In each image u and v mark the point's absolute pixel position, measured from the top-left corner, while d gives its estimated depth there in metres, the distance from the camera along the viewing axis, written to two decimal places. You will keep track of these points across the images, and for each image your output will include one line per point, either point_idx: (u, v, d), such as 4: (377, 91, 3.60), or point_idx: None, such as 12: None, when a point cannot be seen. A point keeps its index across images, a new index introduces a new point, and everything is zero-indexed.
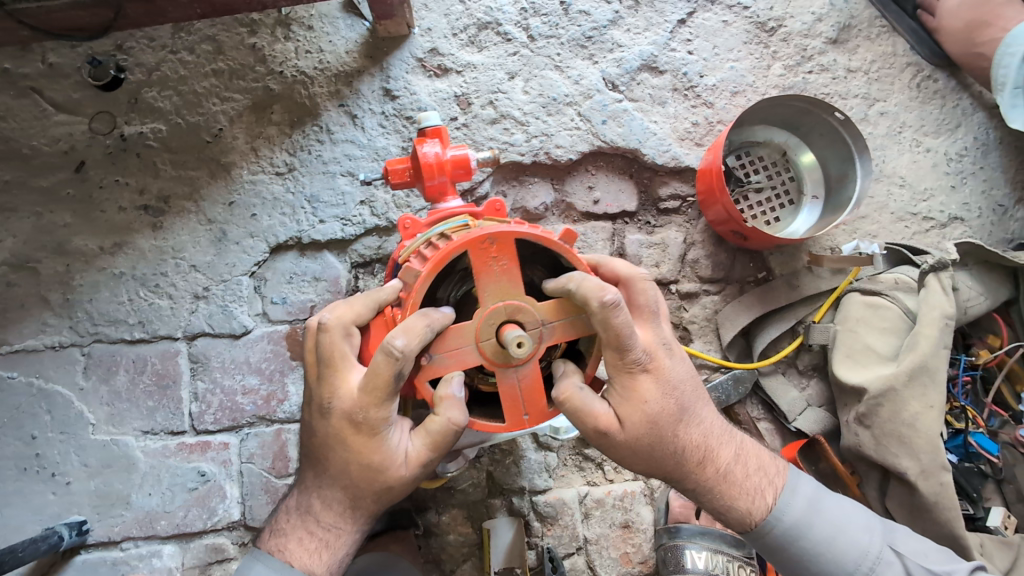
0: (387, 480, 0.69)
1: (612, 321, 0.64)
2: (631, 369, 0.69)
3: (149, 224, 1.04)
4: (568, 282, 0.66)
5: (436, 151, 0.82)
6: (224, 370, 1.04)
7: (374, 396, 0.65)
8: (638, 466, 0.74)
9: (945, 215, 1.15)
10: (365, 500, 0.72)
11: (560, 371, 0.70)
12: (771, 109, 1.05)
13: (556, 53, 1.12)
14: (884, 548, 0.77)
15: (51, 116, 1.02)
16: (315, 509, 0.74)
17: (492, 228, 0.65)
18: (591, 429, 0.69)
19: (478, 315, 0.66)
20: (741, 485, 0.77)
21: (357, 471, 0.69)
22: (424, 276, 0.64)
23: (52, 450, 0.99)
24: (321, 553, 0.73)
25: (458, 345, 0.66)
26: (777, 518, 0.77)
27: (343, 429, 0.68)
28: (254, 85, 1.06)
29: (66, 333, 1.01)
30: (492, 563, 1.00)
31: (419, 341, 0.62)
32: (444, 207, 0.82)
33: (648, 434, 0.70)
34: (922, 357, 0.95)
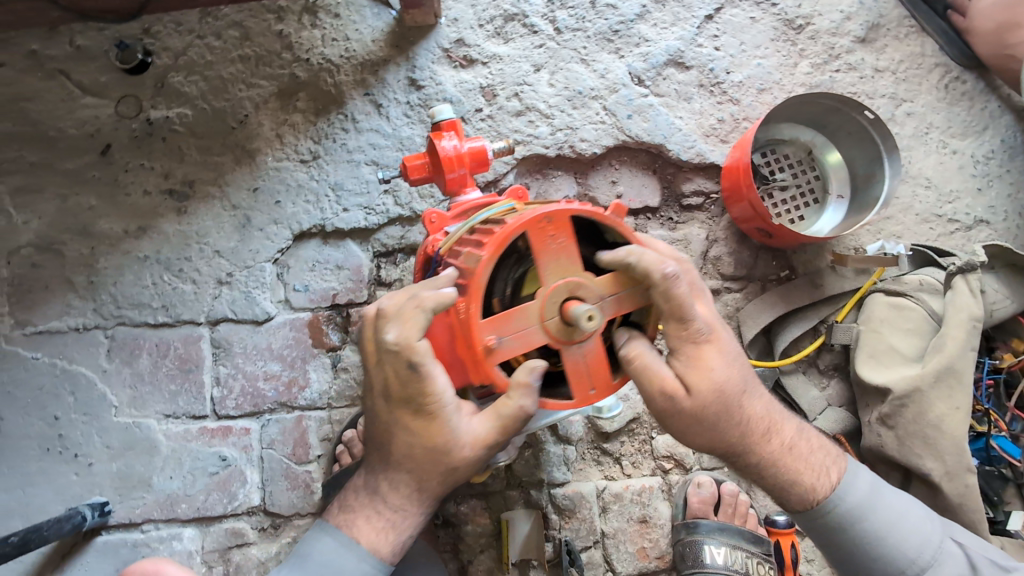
0: (452, 461, 0.69)
1: (674, 291, 0.66)
2: (698, 338, 0.70)
3: (173, 208, 1.04)
4: (627, 256, 0.64)
5: (454, 145, 0.82)
6: (246, 356, 1.04)
7: (415, 381, 0.66)
8: (701, 442, 0.73)
9: (970, 217, 1.14)
10: (431, 482, 0.72)
11: (624, 342, 0.68)
12: (799, 108, 1.05)
13: (582, 46, 1.12)
14: (945, 538, 0.79)
15: (78, 99, 1.02)
16: (382, 490, 0.73)
17: (548, 207, 0.64)
18: (660, 395, 0.69)
19: (540, 296, 0.63)
20: (807, 459, 0.78)
21: (422, 455, 0.70)
22: (487, 259, 0.62)
23: (75, 431, 0.99)
24: (385, 534, 0.73)
25: (523, 326, 0.63)
26: (837, 499, 0.78)
27: (405, 415, 0.70)
28: (280, 72, 1.06)
29: (89, 316, 1.01)
30: (510, 554, 1.01)
31: (414, 328, 0.65)
32: (467, 200, 0.82)
33: (717, 403, 0.70)
34: (950, 358, 0.95)
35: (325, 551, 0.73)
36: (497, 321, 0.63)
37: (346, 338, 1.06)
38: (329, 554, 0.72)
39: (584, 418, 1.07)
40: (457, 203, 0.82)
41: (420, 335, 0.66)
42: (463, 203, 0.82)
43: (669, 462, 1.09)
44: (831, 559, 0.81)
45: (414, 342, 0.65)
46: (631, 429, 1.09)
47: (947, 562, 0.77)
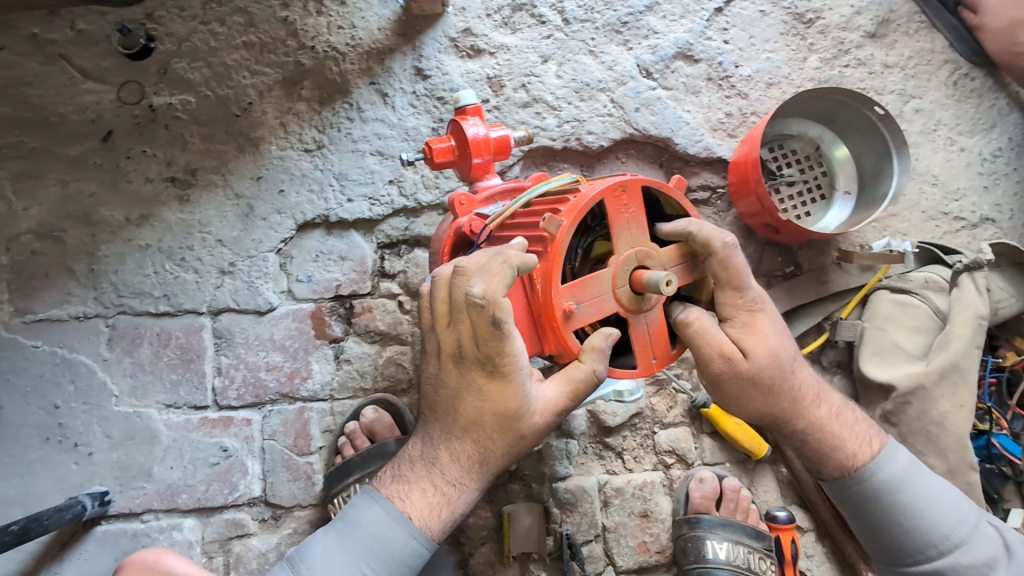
0: (522, 429, 0.69)
1: (732, 259, 0.70)
2: (752, 306, 0.73)
3: (176, 196, 1.03)
4: (688, 226, 0.69)
5: (481, 130, 0.81)
6: (248, 346, 1.03)
7: (496, 341, 0.64)
8: (756, 407, 0.76)
9: (976, 215, 1.14)
10: (494, 453, 0.70)
11: (683, 312, 0.72)
12: (808, 103, 1.04)
13: (591, 38, 1.11)
14: (980, 520, 0.80)
15: (80, 84, 1.01)
16: (442, 461, 0.71)
17: (621, 177, 0.67)
18: (719, 358, 0.72)
19: (613, 264, 0.66)
20: (850, 426, 0.81)
21: (491, 421, 0.68)
22: (569, 224, 0.64)
23: (75, 420, 0.98)
24: (434, 512, 0.70)
25: (598, 293, 0.66)
26: (876, 468, 0.79)
27: (476, 376, 0.67)
28: (285, 59, 1.04)
29: (90, 304, 1.00)
30: (512, 547, 1.00)
31: (499, 282, 0.62)
32: (489, 186, 0.83)
33: (771, 367, 0.74)
34: (954, 357, 0.94)
35: (375, 520, 0.70)
36: (575, 288, 0.65)
37: (350, 330, 1.06)
38: (378, 526, 0.70)
39: (586, 412, 1.07)
40: (482, 188, 0.82)
41: (506, 291, 0.62)
42: (490, 189, 0.82)
43: (670, 457, 1.09)
44: (864, 530, 0.83)
45: (501, 298, 0.62)
46: (633, 424, 1.09)
47: (980, 542, 0.79)
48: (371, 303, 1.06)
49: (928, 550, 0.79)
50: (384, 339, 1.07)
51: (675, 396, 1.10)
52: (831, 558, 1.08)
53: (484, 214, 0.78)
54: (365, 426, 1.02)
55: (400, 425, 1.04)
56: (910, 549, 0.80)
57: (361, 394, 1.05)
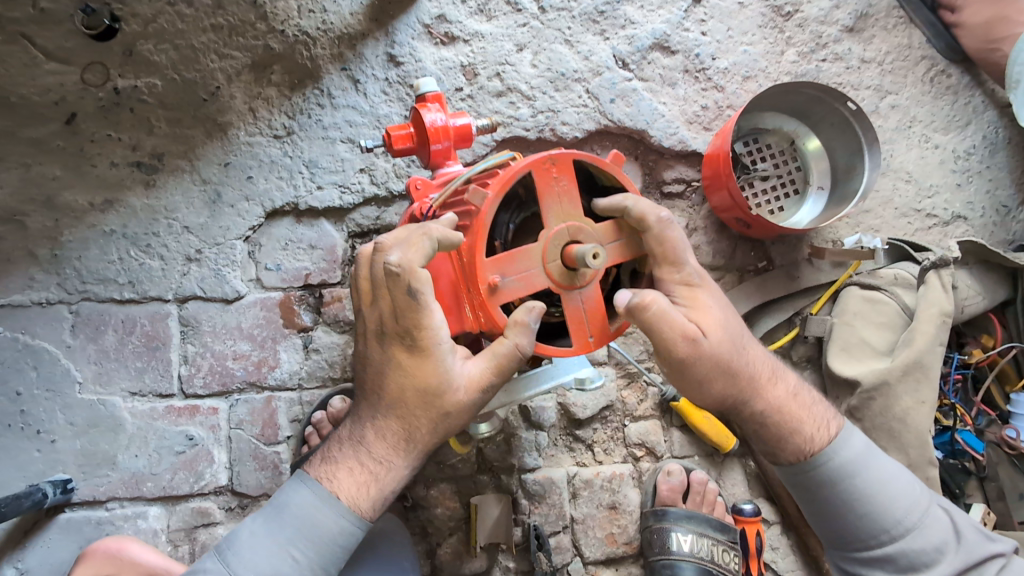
0: (444, 405, 0.69)
1: (666, 234, 0.71)
2: (691, 282, 0.74)
3: (141, 181, 1.01)
4: (623, 201, 0.69)
5: (440, 118, 0.80)
6: (215, 335, 1.02)
7: (413, 314, 0.66)
8: (718, 387, 0.76)
9: (948, 213, 1.15)
10: (419, 431, 0.71)
11: (629, 296, 0.70)
12: (783, 97, 1.03)
13: (567, 27, 1.09)
14: (931, 505, 0.82)
15: (41, 64, 0.96)
16: (368, 440, 0.72)
17: (551, 151, 0.67)
18: (681, 339, 0.71)
19: (541, 240, 0.67)
20: (808, 408, 0.82)
21: (413, 397, 0.70)
22: (493, 196, 0.65)
23: (38, 408, 0.97)
24: (367, 481, 0.72)
25: (526, 268, 0.66)
26: (831, 452, 0.80)
27: (399, 353, 0.70)
28: (254, 43, 1.01)
29: (53, 290, 0.99)
30: (479, 538, 1.02)
31: (419, 253, 0.64)
32: (449, 174, 0.81)
33: (726, 342, 0.74)
34: (917, 353, 0.96)
35: (303, 502, 0.71)
36: (500, 261, 0.65)
37: (319, 319, 1.06)
38: (306, 508, 0.71)
39: (556, 404, 1.06)
40: (441, 174, 0.81)
41: (423, 262, 0.65)
42: (449, 175, 0.81)
43: (640, 449, 1.09)
44: (819, 518, 0.83)
45: (416, 268, 0.65)
46: (604, 417, 1.09)
47: (930, 527, 0.80)
48: (341, 293, 1.05)
49: (880, 536, 0.80)
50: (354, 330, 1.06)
51: (646, 389, 1.10)
52: (794, 550, 1.09)
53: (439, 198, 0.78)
54: (332, 415, 1.01)
55: None
56: (862, 535, 0.80)
57: (329, 384, 1.05)
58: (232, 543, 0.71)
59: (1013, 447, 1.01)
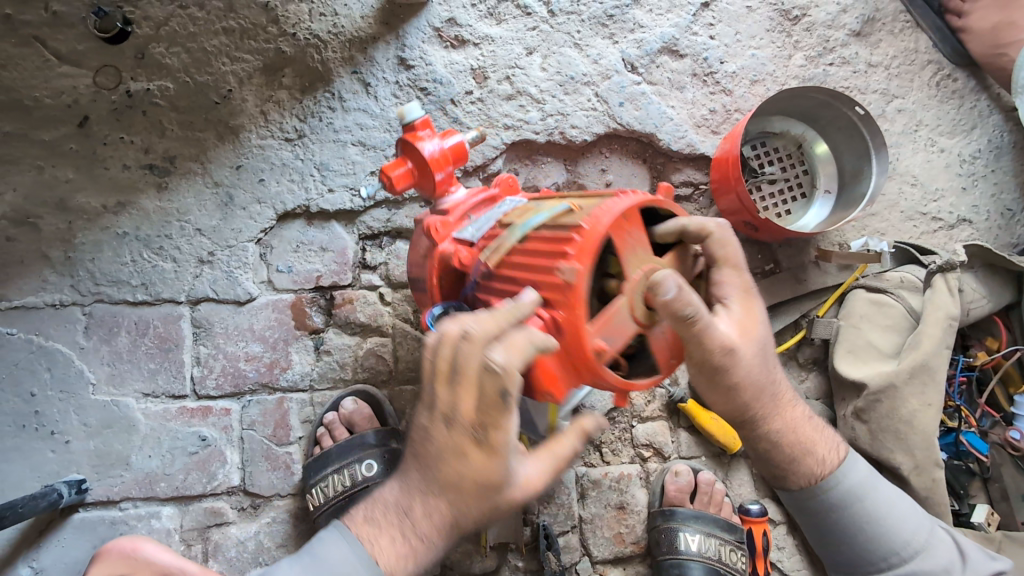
0: (501, 503, 0.61)
1: (728, 240, 0.72)
2: (747, 291, 0.75)
3: (154, 184, 1.02)
4: (682, 223, 0.69)
5: (438, 146, 0.80)
6: (227, 336, 1.03)
7: (494, 412, 0.57)
8: (747, 396, 0.76)
9: (953, 216, 1.16)
10: (468, 518, 0.62)
11: (673, 292, 0.62)
12: (791, 101, 1.04)
13: (576, 30, 1.10)
14: (934, 526, 0.85)
15: (54, 67, 0.97)
16: (414, 513, 0.63)
17: (620, 204, 0.63)
18: (719, 348, 0.70)
19: (628, 292, 0.63)
20: (822, 433, 0.84)
21: (470, 490, 0.60)
22: (586, 266, 0.59)
23: (52, 408, 0.98)
24: (408, 558, 0.64)
25: (621, 323, 0.62)
26: (840, 477, 0.83)
27: (464, 442, 0.59)
28: (266, 46, 1.02)
29: (67, 292, 0.99)
30: (489, 538, 1.03)
31: (521, 356, 0.56)
32: (458, 201, 0.81)
33: (763, 353, 0.75)
34: (924, 356, 0.97)
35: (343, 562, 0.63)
36: (602, 325, 0.60)
37: (331, 320, 1.06)
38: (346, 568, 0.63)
39: None
40: (450, 205, 0.80)
41: (523, 366, 0.56)
42: (459, 204, 0.80)
43: (647, 450, 1.10)
44: (828, 539, 0.85)
45: (516, 372, 0.55)
46: (612, 418, 1.10)
47: (937, 547, 0.83)
48: (352, 295, 1.07)
49: (891, 558, 0.82)
50: (365, 332, 1.07)
51: (654, 390, 1.11)
52: (800, 550, 1.10)
53: (464, 238, 0.76)
54: (344, 416, 1.03)
55: (379, 415, 1.05)
56: (874, 558, 0.82)
57: (341, 385, 1.06)
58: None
59: (1016, 449, 1.02)
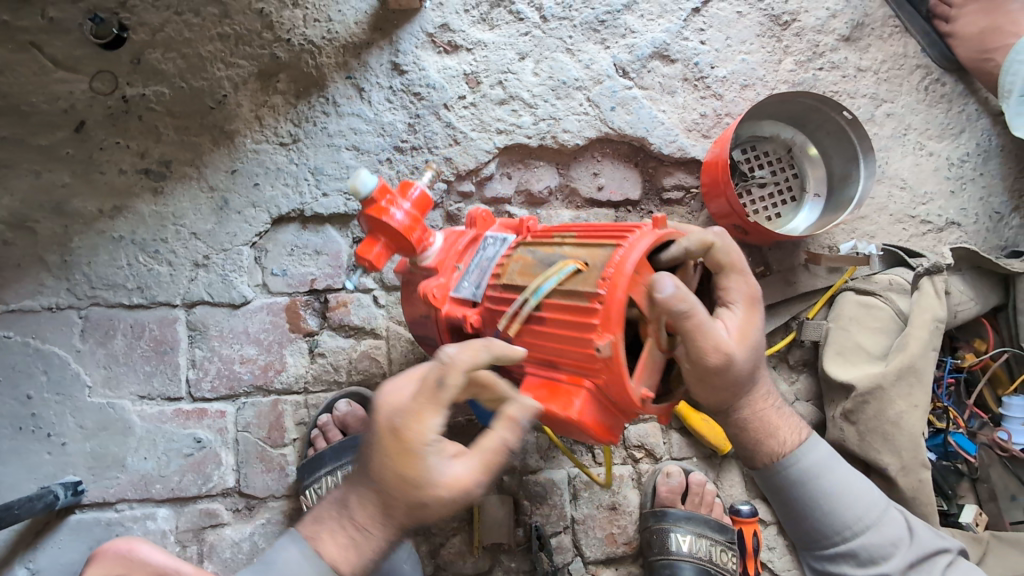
0: (421, 501, 0.59)
1: (730, 247, 0.73)
2: (752, 299, 0.75)
3: (149, 188, 1.03)
4: (683, 245, 0.69)
5: (405, 211, 0.77)
6: (222, 339, 1.04)
7: (422, 399, 0.59)
8: (723, 394, 0.75)
9: (942, 219, 1.17)
10: (396, 511, 0.61)
11: (671, 287, 0.63)
12: (780, 105, 1.05)
13: (568, 36, 1.11)
14: (890, 505, 0.85)
15: (51, 73, 0.98)
16: (350, 505, 0.64)
17: (632, 260, 0.64)
18: (715, 350, 0.67)
19: (654, 334, 0.66)
20: (785, 416, 0.85)
21: (392, 481, 0.59)
22: (620, 335, 0.62)
23: (48, 411, 0.99)
24: (351, 553, 0.63)
25: (652, 361, 0.67)
26: (800, 455, 0.84)
27: (387, 433, 0.59)
28: (260, 52, 1.03)
29: (63, 295, 1.00)
30: (483, 538, 1.04)
31: (471, 354, 0.60)
32: (442, 252, 0.82)
33: (755, 358, 0.75)
34: (911, 358, 0.98)
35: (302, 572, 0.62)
36: (642, 373, 0.65)
37: (325, 323, 1.07)
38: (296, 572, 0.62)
39: None
40: (436, 261, 0.82)
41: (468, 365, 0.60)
42: (444, 258, 0.82)
43: (639, 451, 1.12)
44: (790, 515, 0.87)
45: (455, 362, 0.59)
46: None
47: (890, 524, 0.84)
48: (346, 298, 1.07)
49: (844, 532, 0.84)
50: (359, 334, 1.08)
51: None
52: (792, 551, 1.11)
53: (462, 296, 0.79)
54: (338, 419, 1.04)
55: None
56: (828, 532, 0.85)
57: (336, 387, 1.07)
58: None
59: (1004, 449, 1.03)
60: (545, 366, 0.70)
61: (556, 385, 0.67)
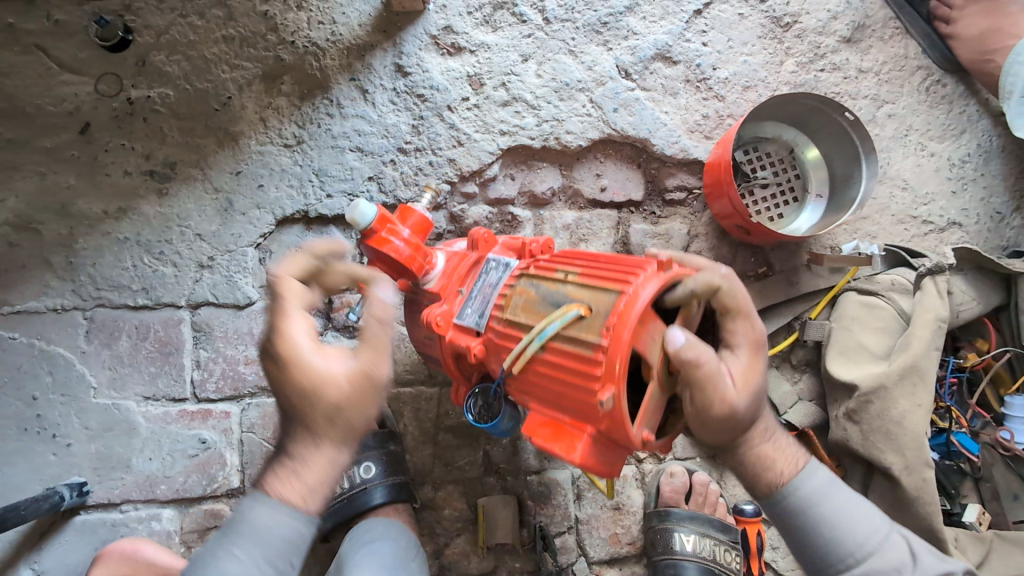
0: (330, 404, 0.64)
1: (737, 289, 0.68)
2: (756, 344, 0.70)
3: (154, 190, 1.03)
4: (690, 288, 0.65)
5: (404, 238, 0.80)
6: (227, 340, 1.05)
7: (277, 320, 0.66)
8: (719, 435, 0.70)
9: (944, 219, 1.17)
10: (319, 425, 0.65)
11: (683, 338, 0.62)
12: (782, 107, 1.06)
13: (571, 37, 1.11)
14: (892, 530, 0.73)
15: (56, 75, 0.99)
16: (285, 442, 0.67)
17: (635, 313, 0.61)
18: (720, 401, 0.65)
19: (656, 378, 0.65)
20: (779, 446, 0.76)
21: (299, 403, 0.64)
22: (624, 391, 0.60)
23: (53, 412, 0.99)
24: (307, 487, 0.64)
25: (654, 405, 0.66)
26: (798, 482, 0.74)
27: (273, 370, 0.66)
28: (265, 54, 1.03)
29: (68, 297, 1.01)
30: (488, 538, 1.04)
31: (297, 265, 0.69)
32: (444, 276, 0.83)
33: (755, 403, 0.70)
34: (914, 357, 0.98)
35: (288, 538, 0.63)
36: (644, 418, 0.64)
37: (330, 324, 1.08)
38: (263, 518, 0.63)
39: None
40: (438, 286, 0.82)
41: (292, 273, 0.69)
42: (446, 283, 0.82)
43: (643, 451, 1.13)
44: (790, 548, 0.76)
45: (287, 278, 0.68)
46: None
47: (891, 549, 0.71)
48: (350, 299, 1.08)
49: (844, 561, 0.71)
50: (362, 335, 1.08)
51: None
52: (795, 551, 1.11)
53: (466, 325, 0.77)
54: None
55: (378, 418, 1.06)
56: (827, 561, 0.72)
57: None
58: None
59: (1007, 449, 1.03)
60: (547, 404, 0.69)
61: (561, 425, 0.67)
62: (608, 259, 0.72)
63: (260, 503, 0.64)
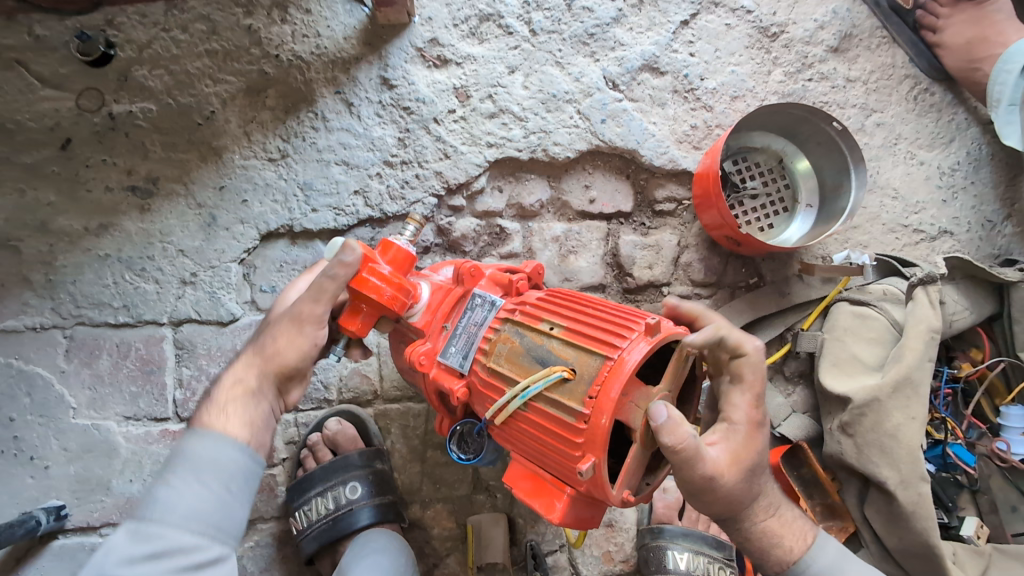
0: (271, 334, 0.76)
1: (751, 362, 0.71)
2: (756, 423, 0.71)
3: (136, 206, 1.01)
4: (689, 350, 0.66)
5: (384, 275, 0.75)
6: (210, 357, 1.03)
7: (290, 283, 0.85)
8: (713, 509, 0.72)
9: (935, 228, 1.17)
10: (256, 352, 0.76)
11: (665, 417, 0.60)
12: (769, 117, 1.05)
13: (557, 49, 1.10)
14: None
15: (37, 90, 0.98)
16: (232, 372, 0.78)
17: (619, 384, 0.60)
18: (702, 475, 0.65)
19: (639, 440, 0.63)
20: (789, 523, 0.79)
21: (259, 334, 0.79)
22: (604, 460, 0.60)
23: (31, 433, 0.97)
24: (216, 408, 0.71)
25: (637, 466, 0.65)
26: (809, 558, 0.79)
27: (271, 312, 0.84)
28: (248, 68, 1.02)
29: (47, 315, 0.99)
30: (477, 558, 1.01)
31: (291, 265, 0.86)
32: (428, 313, 0.78)
33: (748, 480, 0.71)
34: (907, 369, 0.96)
35: (226, 465, 0.67)
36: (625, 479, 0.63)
37: None
38: (204, 450, 0.67)
39: None
40: (422, 324, 0.78)
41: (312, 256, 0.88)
42: (431, 319, 0.78)
43: None
44: None
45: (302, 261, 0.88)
46: None
47: None
48: None
49: None
50: None
51: None
52: None
53: (450, 365, 0.75)
54: (329, 438, 1.01)
55: (366, 438, 1.04)
56: None
57: (326, 405, 1.05)
58: (148, 511, 0.63)
59: (1004, 460, 1.02)
60: (529, 457, 0.70)
61: (542, 481, 0.69)
62: (595, 311, 0.70)
63: (201, 435, 0.68)
